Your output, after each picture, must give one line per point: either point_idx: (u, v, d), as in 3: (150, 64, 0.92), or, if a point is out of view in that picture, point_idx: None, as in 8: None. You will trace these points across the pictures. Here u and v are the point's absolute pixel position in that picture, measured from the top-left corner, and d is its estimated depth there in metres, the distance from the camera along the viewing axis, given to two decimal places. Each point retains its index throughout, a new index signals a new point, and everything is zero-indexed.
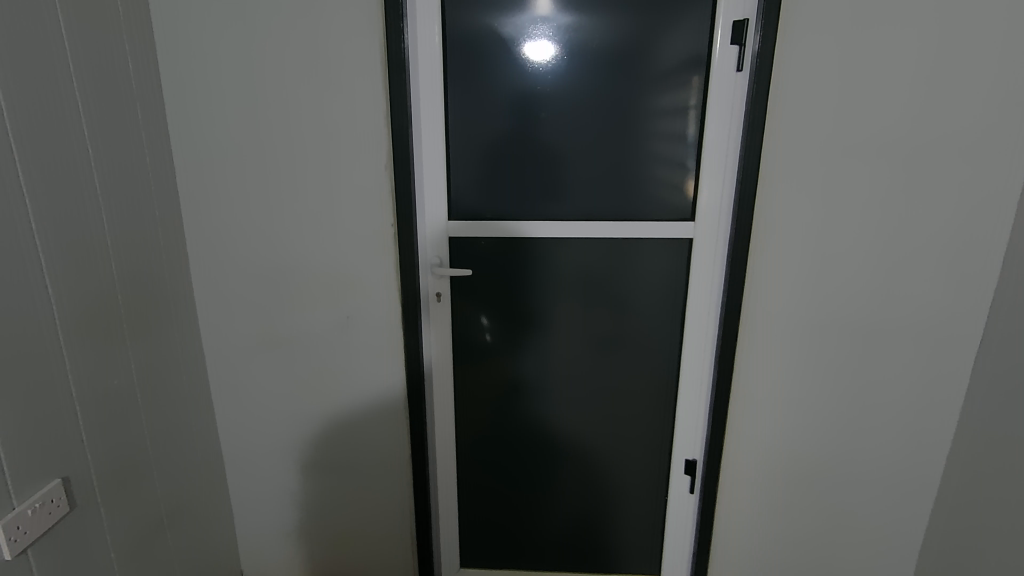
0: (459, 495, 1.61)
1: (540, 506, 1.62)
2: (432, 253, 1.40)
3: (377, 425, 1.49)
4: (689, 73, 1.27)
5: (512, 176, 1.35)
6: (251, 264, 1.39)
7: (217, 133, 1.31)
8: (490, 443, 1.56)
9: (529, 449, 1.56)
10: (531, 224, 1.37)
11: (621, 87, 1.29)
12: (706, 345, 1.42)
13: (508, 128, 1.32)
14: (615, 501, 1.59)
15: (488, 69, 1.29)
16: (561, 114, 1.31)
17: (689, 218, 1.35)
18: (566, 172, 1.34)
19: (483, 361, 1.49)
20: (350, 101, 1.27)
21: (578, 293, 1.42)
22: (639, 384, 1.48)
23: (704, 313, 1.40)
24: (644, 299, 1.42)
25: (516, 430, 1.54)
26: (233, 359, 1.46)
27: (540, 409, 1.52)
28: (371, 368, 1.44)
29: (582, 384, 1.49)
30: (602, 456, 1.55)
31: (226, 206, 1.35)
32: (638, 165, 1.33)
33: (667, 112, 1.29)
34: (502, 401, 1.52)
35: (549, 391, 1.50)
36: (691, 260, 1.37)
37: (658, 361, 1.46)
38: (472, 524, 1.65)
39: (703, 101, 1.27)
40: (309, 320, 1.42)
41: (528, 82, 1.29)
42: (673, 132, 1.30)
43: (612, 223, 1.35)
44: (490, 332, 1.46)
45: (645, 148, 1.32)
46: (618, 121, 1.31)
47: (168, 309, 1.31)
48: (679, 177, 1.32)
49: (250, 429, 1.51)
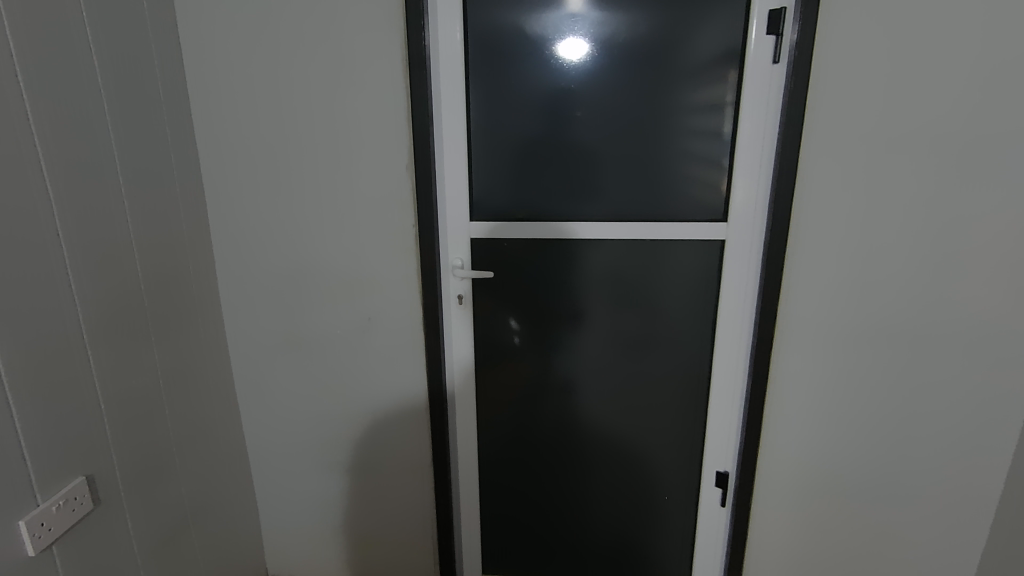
0: (484, 499, 1.58)
1: (567, 516, 1.57)
2: (455, 254, 1.37)
3: (399, 430, 1.48)
4: (723, 68, 1.21)
5: (537, 176, 1.31)
6: (275, 265, 1.39)
7: (242, 134, 1.31)
8: (516, 448, 1.52)
9: (548, 455, 1.52)
10: (556, 225, 1.33)
11: (650, 84, 1.23)
12: (740, 353, 1.35)
13: (533, 128, 1.29)
14: (626, 504, 1.54)
15: (512, 67, 1.26)
16: (588, 112, 1.26)
17: (722, 218, 1.28)
18: (594, 171, 1.30)
19: (506, 366, 1.46)
20: (372, 100, 1.26)
21: (605, 296, 1.37)
22: (669, 390, 1.42)
23: (737, 318, 1.33)
24: (674, 303, 1.36)
25: (543, 436, 1.50)
26: (258, 359, 1.47)
27: (568, 416, 1.48)
28: (393, 369, 1.43)
29: (609, 390, 1.44)
30: (635, 465, 1.50)
31: (251, 207, 1.36)
32: (670, 164, 1.27)
33: (701, 108, 1.23)
34: (527, 406, 1.48)
35: (575, 396, 1.46)
36: (724, 263, 1.30)
37: (688, 367, 1.40)
38: (496, 529, 1.61)
39: (737, 96, 1.21)
40: (331, 320, 1.41)
41: (555, 79, 1.25)
42: (707, 130, 1.24)
43: (640, 223, 1.30)
44: (519, 335, 1.43)
45: (677, 146, 1.26)
46: (648, 119, 1.25)
47: (194, 310, 1.32)
48: (714, 176, 1.26)
49: (276, 433, 1.52)
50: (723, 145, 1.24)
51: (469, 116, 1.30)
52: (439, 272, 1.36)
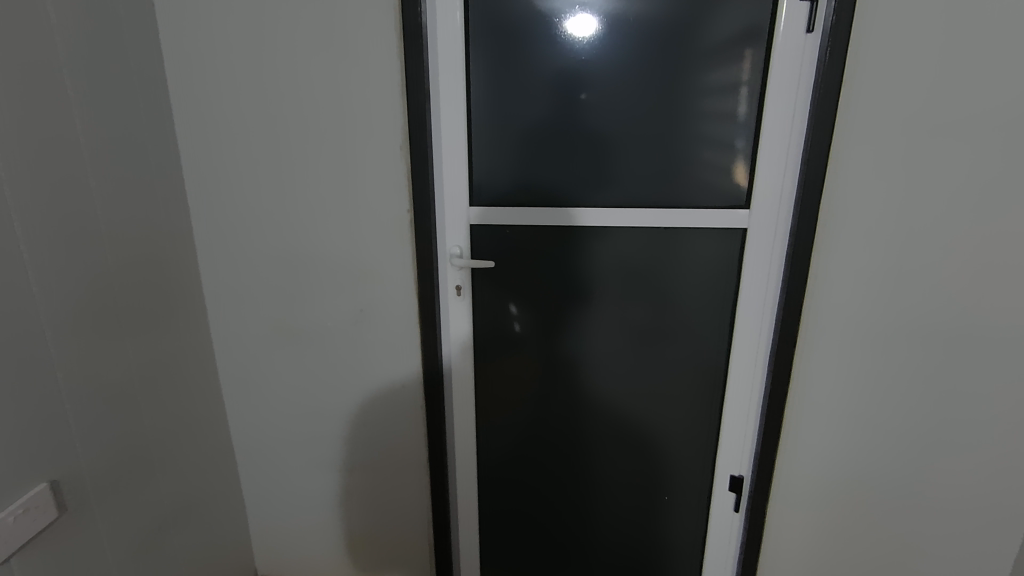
0: (488, 488, 1.49)
1: (575, 509, 1.48)
2: (452, 242, 1.28)
3: (396, 428, 1.40)
4: (743, 44, 1.10)
5: (540, 159, 1.21)
6: (262, 252, 1.29)
7: (223, 107, 1.20)
8: (524, 437, 1.43)
9: (552, 451, 1.43)
10: (563, 211, 1.23)
11: (662, 60, 1.12)
12: (759, 351, 1.26)
13: (536, 107, 1.18)
14: (628, 500, 1.46)
15: (512, 41, 1.15)
16: (594, 91, 1.16)
17: (744, 205, 1.18)
18: (600, 154, 1.19)
19: (508, 359, 1.37)
20: (366, 72, 1.15)
21: (614, 288, 1.28)
22: (684, 383, 1.33)
23: (758, 315, 1.24)
24: (688, 297, 1.27)
25: (554, 425, 1.41)
26: (245, 352, 1.38)
27: (580, 406, 1.38)
28: (387, 365, 1.35)
29: (618, 388, 1.35)
30: (649, 459, 1.41)
31: (236, 189, 1.25)
32: (681, 148, 1.17)
33: (713, 91, 1.13)
34: (533, 397, 1.39)
35: (582, 391, 1.37)
36: (745, 254, 1.20)
37: (703, 362, 1.31)
38: (499, 522, 1.52)
39: (760, 74, 1.11)
40: (322, 314, 1.33)
41: (559, 56, 1.14)
42: (723, 112, 1.14)
43: (655, 210, 1.20)
44: (520, 322, 1.33)
45: (690, 128, 1.15)
46: (660, 98, 1.15)
47: (173, 300, 1.23)
48: (729, 161, 1.16)
49: (268, 428, 1.44)
50: (740, 128, 1.14)
51: (469, 92, 1.19)
52: (436, 263, 1.27)
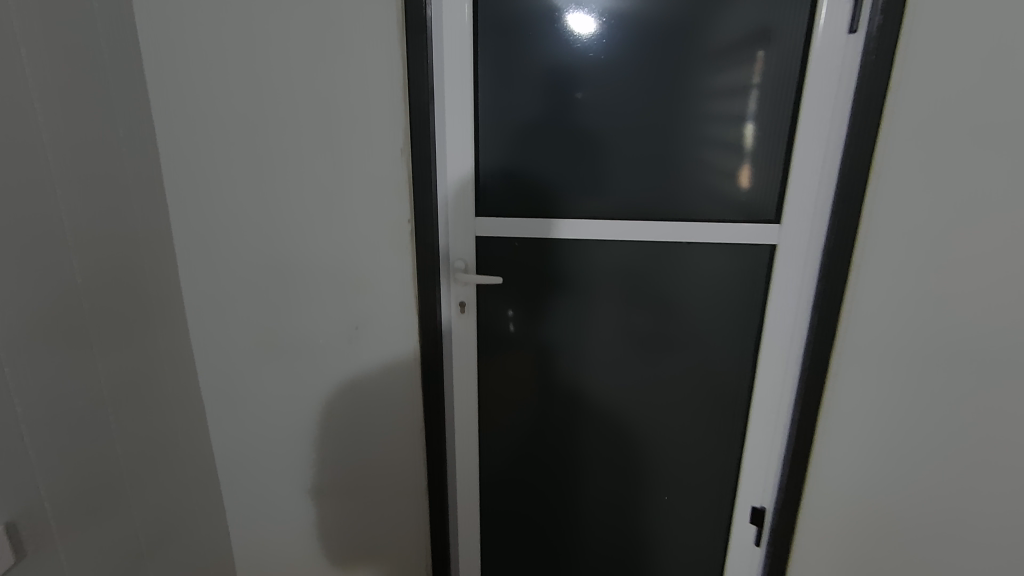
0: (485, 480, 1.38)
1: (580, 506, 1.37)
2: (457, 255, 1.20)
3: (394, 452, 1.29)
4: (755, 45, 1.03)
5: (537, 162, 1.14)
6: (247, 261, 1.18)
7: (210, 104, 1.09)
8: (530, 430, 1.32)
9: (560, 444, 1.33)
10: (578, 222, 1.15)
11: (668, 59, 1.06)
12: (785, 373, 1.19)
13: (535, 108, 1.11)
14: (641, 500, 1.35)
15: (512, 39, 1.08)
16: (592, 90, 1.09)
17: (774, 220, 1.11)
18: (595, 155, 1.12)
19: (506, 359, 1.27)
20: (369, 67, 1.05)
21: (615, 287, 1.19)
22: (697, 391, 1.25)
23: (786, 337, 1.17)
24: (709, 315, 1.19)
25: (564, 418, 1.30)
26: (228, 369, 1.25)
27: (594, 401, 1.28)
28: (383, 385, 1.25)
29: (617, 391, 1.27)
30: (667, 458, 1.31)
31: (222, 192, 1.14)
32: (682, 152, 1.10)
33: (721, 92, 1.06)
34: (536, 394, 1.29)
35: (588, 398, 1.28)
36: (774, 272, 1.13)
37: (715, 373, 1.23)
38: (494, 517, 1.40)
39: (777, 79, 1.04)
40: (313, 329, 1.21)
41: (563, 54, 1.07)
42: (729, 114, 1.07)
43: (678, 224, 1.13)
44: (514, 322, 1.24)
45: (693, 130, 1.09)
46: (662, 100, 1.08)
47: (149, 311, 1.11)
48: (730, 164, 1.09)
49: (252, 454, 1.32)
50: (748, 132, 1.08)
51: (478, 94, 1.11)
52: (438, 280, 1.19)
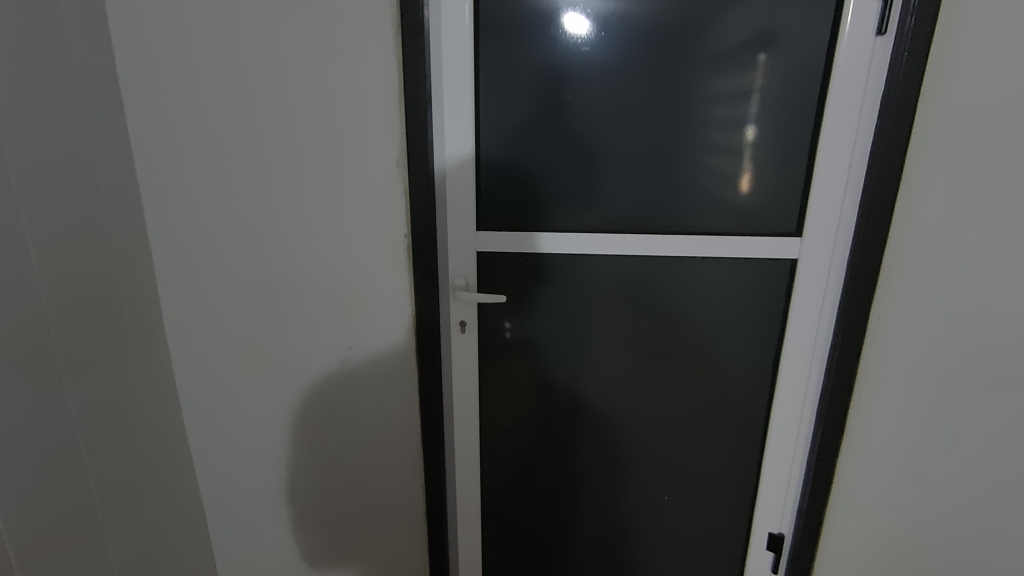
0: (485, 481, 1.29)
1: (583, 508, 1.30)
2: (457, 271, 1.13)
3: (392, 478, 1.22)
4: (760, 48, 1.00)
5: (533, 167, 1.08)
6: (231, 279, 1.09)
7: (192, 109, 1.00)
8: (533, 433, 1.25)
9: (566, 447, 1.26)
10: (589, 236, 1.10)
11: (668, 63, 1.02)
12: (806, 391, 1.14)
13: (530, 111, 1.06)
14: (649, 501, 1.29)
15: (507, 44, 1.03)
16: (588, 94, 1.04)
17: (795, 233, 1.07)
18: (591, 160, 1.07)
19: (505, 368, 1.21)
20: (372, 69, 0.98)
21: (620, 292, 1.14)
22: (706, 401, 1.20)
23: (805, 355, 1.12)
24: (723, 331, 1.15)
25: (570, 422, 1.24)
26: (212, 393, 1.17)
27: (601, 405, 1.22)
28: (380, 408, 1.18)
29: (621, 399, 1.21)
30: (677, 460, 1.25)
31: (204, 204, 1.05)
32: (681, 156, 1.06)
33: (723, 96, 1.02)
34: (540, 398, 1.22)
35: (592, 408, 1.22)
36: (794, 289, 1.09)
37: (725, 386, 1.18)
38: (493, 516, 1.32)
39: (787, 83, 1.01)
40: (304, 350, 1.13)
41: (558, 56, 1.02)
42: (730, 119, 1.03)
43: (696, 237, 1.09)
44: (511, 328, 1.18)
45: (694, 136, 1.05)
46: (659, 103, 1.04)
47: (121, 337, 1.00)
48: (730, 166, 1.06)
49: (235, 483, 1.24)
50: (752, 137, 1.04)
51: (478, 107, 1.05)
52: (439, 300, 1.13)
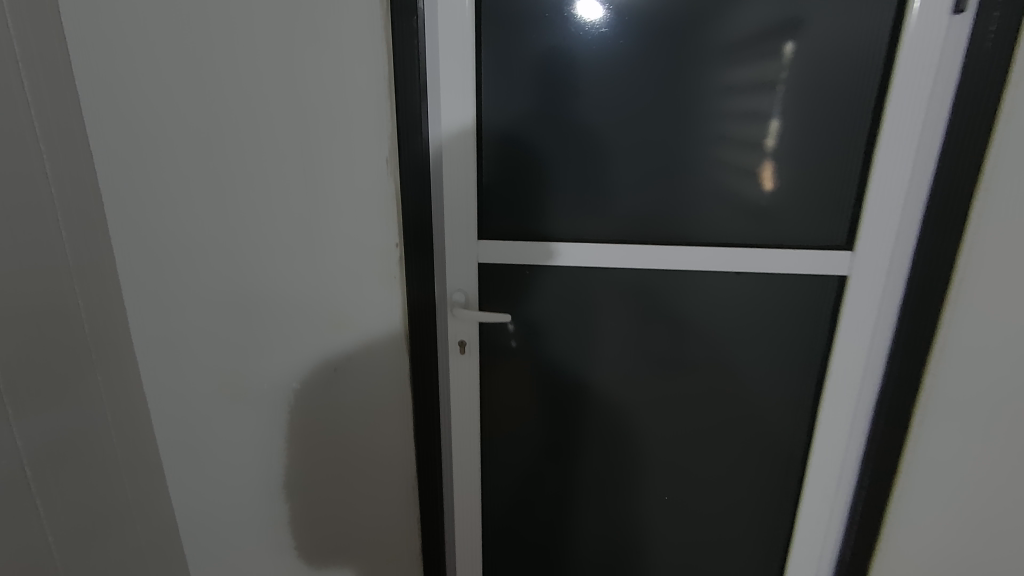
0: (483, 488, 1.18)
1: (584, 512, 1.18)
2: (455, 284, 1.02)
3: (386, 508, 1.12)
4: (787, 33, 0.88)
5: (535, 168, 0.97)
6: (202, 290, 0.97)
7: (149, 102, 0.87)
8: (534, 436, 1.13)
9: (570, 451, 1.14)
10: (603, 247, 0.99)
11: (681, 52, 0.90)
12: (853, 418, 1.03)
13: (533, 106, 0.94)
14: (658, 501, 1.15)
15: (506, 35, 0.91)
16: (590, 87, 0.92)
17: (845, 246, 0.95)
18: (595, 157, 0.96)
19: (498, 371, 1.09)
20: (363, 60, 0.86)
21: (636, 303, 1.02)
22: (723, 411, 1.08)
23: (852, 381, 1.01)
24: (755, 350, 1.04)
25: (575, 427, 1.12)
26: (189, 414, 1.06)
27: (608, 417, 1.10)
28: (370, 434, 1.07)
29: (630, 417, 1.10)
30: (692, 468, 1.12)
31: (171, 208, 0.93)
32: (692, 154, 0.94)
33: (741, 88, 0.91)
34: (543, 408, 1.11)
35: (592, 424, 1.11)
36: (841, 313, 0.98)
37: (752, 404, 1.07)
38: (491, 519, 1.20)
39: (822, 75, 0.89)
40: (286, 369, 1.02)
41: (564, 44, 0.91)
42: (751, 113, 0.92)
43: (728, 250, 0.97)
44: (516, 338, 1.06)
45: (708, 132, 0.93)
46: (670, 95, 0.92)
47: (80, 359, 0.88)
48: (749, 164, 0.94)
49: (212, 509, 1.12)
50: (779, 136, 0.92)
51: (479, 99, 0.94)
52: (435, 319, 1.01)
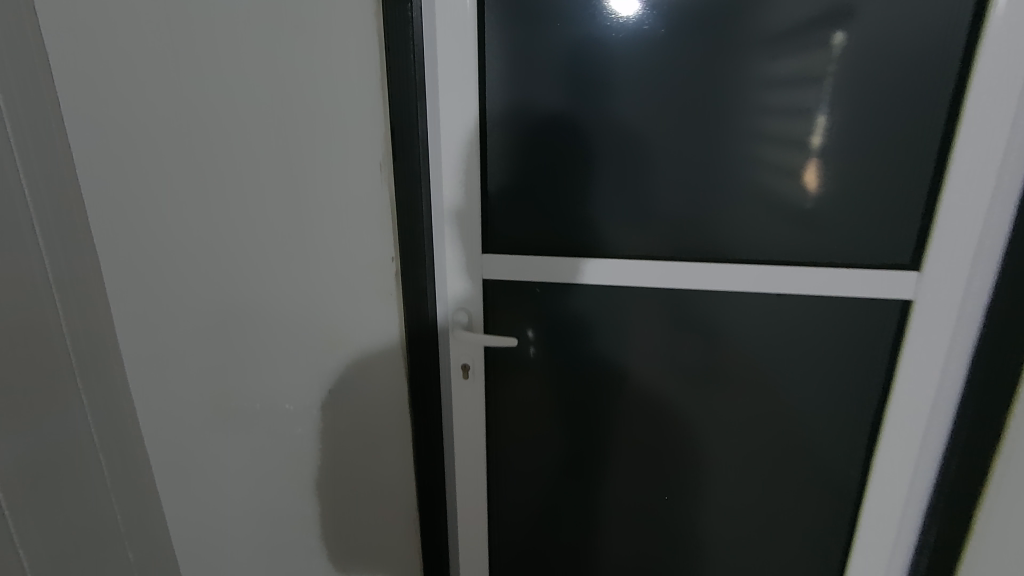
0: (490, 511, 1.10)
1: (603, 547, 1.08)
2: (457, 305, 0.95)
3: (389, 535, 1.04)
4: (839, 14, 0.75)
5: (547, 174, 0.88)
6: (187, 305, 0.90)
7: (128, 102, 0.80)
8: (547, 462, 1.04)
9: (587, 479, 1.04)
10: (624, 263, 0.89)
11: (712, 39, 0.78)
12: (917, 460, 0.90)
13: (543, 109, 0.85)
14: (685, 538, 1.04)
15: (515, 32, 0.83)
16: (605, 84, 0.83)
17: (911, 265, 0.83)
18: (612, 160, 0.86)
19: (513, 384, 1.00)
20: (353, 53, 0.77)
21: (664, 323, 0.91)
22: (761, 445, 0.96)
23: (916, 420, 0.88)
24: (800, 380, 0.92)
25: (593, 454, 1.02)
26: (181, 436, 0.97)
27: (630, 445, 1.00)
28: (369, 459, 0.99)
29: (654, 446, 0.99)
30: (727, 506, 1.01)
31: (151, 220, 0.85)
32: (722, 156, 0.83)
33: (781, 83, 0.79)
34: (558, 433, 1.02)
35: (610, 454, 1.01)
36: (905, 342, 0.85)
37: (796, 439, 0.95)
38: (499, 544, 1.12)
39: (884, 64, 0.76)
40: (280, 389, 0.94)
41: (578, 37, 0.81)
42: (792, 110, 0.80)
43: (769, 270, 0.86)
44: (534, 345, 0.97)
45: (742, 132, 0.81)
46: (698, 91, 0.81)
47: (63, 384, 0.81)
48: (790, 168, 0.82)
49: (209, 536, 1.04)
50: (831, 135, 0.80)
51: (483, 99, 0.86)
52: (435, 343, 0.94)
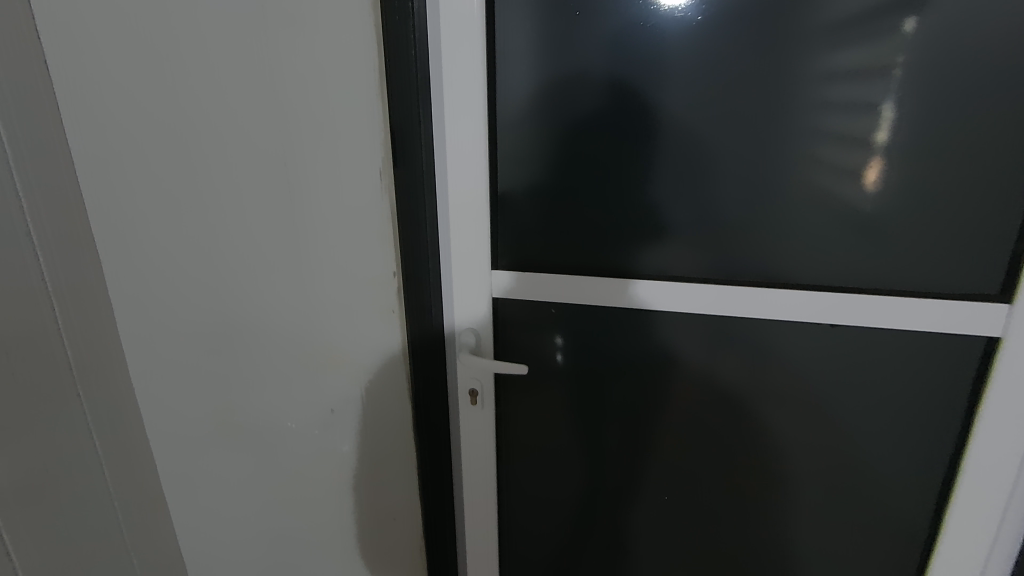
0: (506, 538, 1.03)
1: None
2: (468, 325, 0.88)
3: (397, 559, 0.98)
4: None
5: (568, 181, 0.80)
6: (186, 317, 0.85)
7: (121, 104, 0.75)
8: (569, 492, 0.96)
9: (611, 513, 0.96)
10: (655, 284, 0.80)
11: (760, 23, 0.68)
12: (998, 519, 0.78)
13: (562, 114, 0.77)
14: None
15: (531, 33, 0.75)
16: (633, 80, 0.74)
17: (999, 297, 0.71)
18: (641, 166, 0.77)
19: (540, 399, 0.92)
20: (357, 52, 0.70)
21: (699, 350, 0.82)
22: (809, 488, 0.86)
23: (1000, 475, 0.76)
24: (858, 420, 0.80)
25: (619, 487, 0.94)
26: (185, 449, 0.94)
27: (660, 481, 0.91)
28: (375, 482, 0.93)
29: (687, 483, 0.90)
30: (767, 550, 0.91)
31: (147, 228, 0.80)
32: (767, 161, 0.72)
33: (839, 76, 0.67)
34: (582, 462, 0.94)
35: (638, 487, 0.93)
36: (990, 386, 0.73)
37: (850, 484, 0.84)
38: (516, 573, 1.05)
39: (971, 52, 0.64)
40: (282, 407, 0.89)
41: (603, 31, 0.73)
42: (852, 106, 0.68)
43: (824, 296, 0.75)
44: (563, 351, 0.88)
45: (790, 133, 0.71)
46: (740, 87, 0.71)
47: (63, 399, 0.78)
48: (848, 174, 0.71)
49: (218, 551, 1.00)
50: (903, 135, 0.68)
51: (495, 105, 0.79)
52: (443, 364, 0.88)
